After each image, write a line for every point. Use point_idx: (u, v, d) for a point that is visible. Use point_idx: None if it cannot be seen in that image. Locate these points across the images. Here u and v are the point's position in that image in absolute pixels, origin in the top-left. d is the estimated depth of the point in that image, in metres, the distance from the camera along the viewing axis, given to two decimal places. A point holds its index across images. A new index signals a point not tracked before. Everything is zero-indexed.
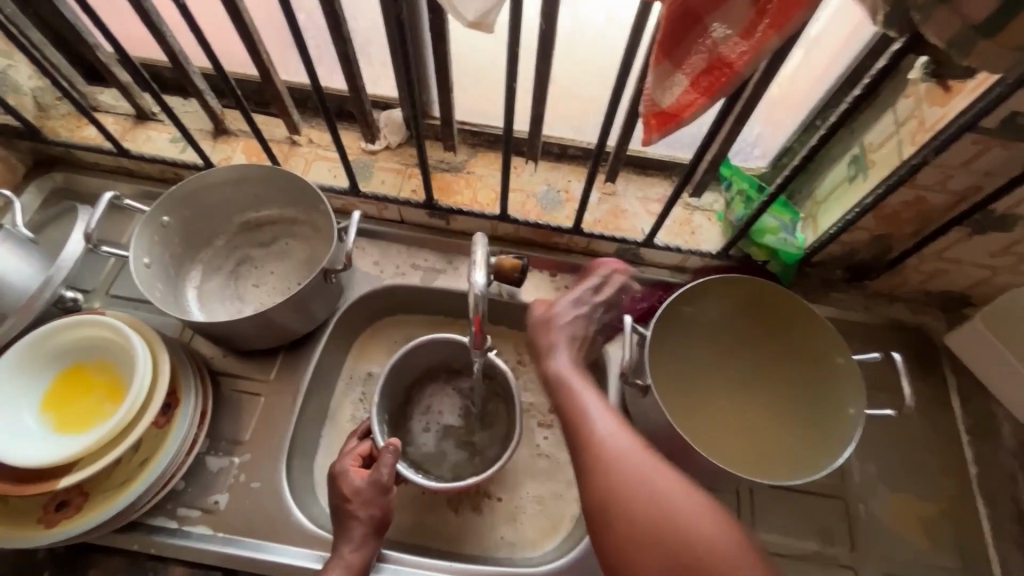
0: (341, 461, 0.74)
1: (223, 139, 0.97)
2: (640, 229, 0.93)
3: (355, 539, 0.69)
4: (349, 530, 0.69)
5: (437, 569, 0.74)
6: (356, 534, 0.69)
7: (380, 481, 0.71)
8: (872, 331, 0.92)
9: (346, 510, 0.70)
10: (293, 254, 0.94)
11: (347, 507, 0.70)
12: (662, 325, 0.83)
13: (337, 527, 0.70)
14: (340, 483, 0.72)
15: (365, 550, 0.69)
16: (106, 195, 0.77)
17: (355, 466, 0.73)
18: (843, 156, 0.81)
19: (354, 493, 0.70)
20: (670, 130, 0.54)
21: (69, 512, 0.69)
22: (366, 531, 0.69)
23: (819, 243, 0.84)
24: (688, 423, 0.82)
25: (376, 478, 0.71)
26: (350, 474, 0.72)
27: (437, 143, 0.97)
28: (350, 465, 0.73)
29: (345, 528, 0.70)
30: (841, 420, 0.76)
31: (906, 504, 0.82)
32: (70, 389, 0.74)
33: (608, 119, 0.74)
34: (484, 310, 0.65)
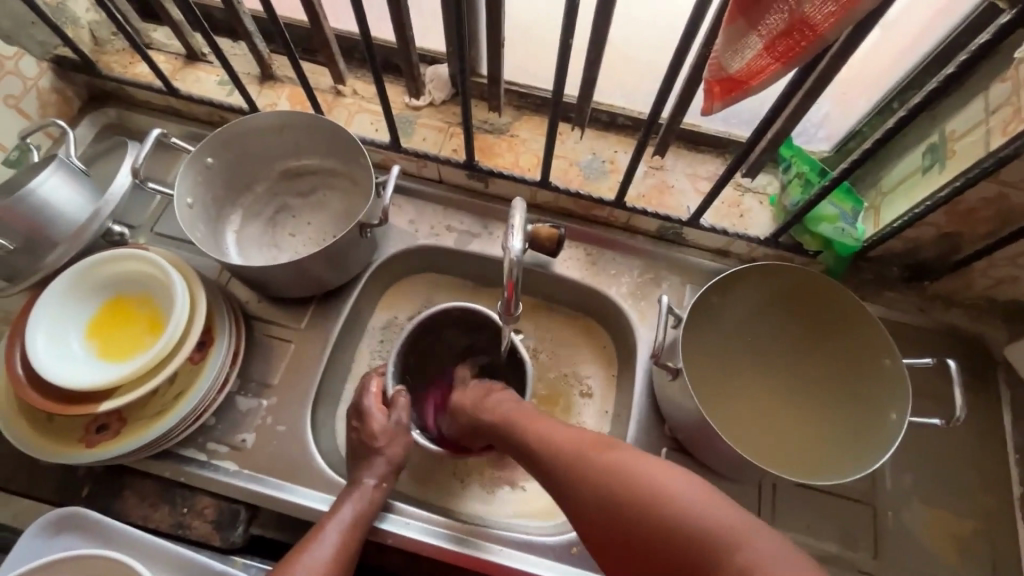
0: (367, 397, 0.77)
1: (269, 85, 0.97)
2: (686, 207, 0.89)
3: (375, 474, 0.72)
4: (370, 463, 0.73)
5: (448, 526, 0.75)
6: (376, 469, 0.73)
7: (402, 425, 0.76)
8: (925, 335, 0.86)
9: (370, 444, 0.74)
10: (330, 206, 0.94)
11: (369, 444, 0.74)
12: (699, 308, 0.79)
13: (358, 461, 0.74)
14: (365, 419, 0.76)
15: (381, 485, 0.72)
16: (155, 133, 0.78)
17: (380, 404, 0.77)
18: (918, 145, 0.74)
19: (379, 430, 0.75)
20: (736, 99, 0.52)
21: (108, 435, 0.72)
22: (388, 467, 0.73)
23: (879, 238, 0.78)
24: (717, 410, 0.80)
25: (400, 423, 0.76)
26: (375, 414, 0.76)
27: (482, 102, 0.95)
28: (373, 403, 0.77)
29: (366, 461, 0.73)
30: (880, 425, 0.73)
31: (939, 519, 0.78)
32: (112, 319, 0.77)
33: (665, 87, 0.69)
34: (518, 278, 0.63)
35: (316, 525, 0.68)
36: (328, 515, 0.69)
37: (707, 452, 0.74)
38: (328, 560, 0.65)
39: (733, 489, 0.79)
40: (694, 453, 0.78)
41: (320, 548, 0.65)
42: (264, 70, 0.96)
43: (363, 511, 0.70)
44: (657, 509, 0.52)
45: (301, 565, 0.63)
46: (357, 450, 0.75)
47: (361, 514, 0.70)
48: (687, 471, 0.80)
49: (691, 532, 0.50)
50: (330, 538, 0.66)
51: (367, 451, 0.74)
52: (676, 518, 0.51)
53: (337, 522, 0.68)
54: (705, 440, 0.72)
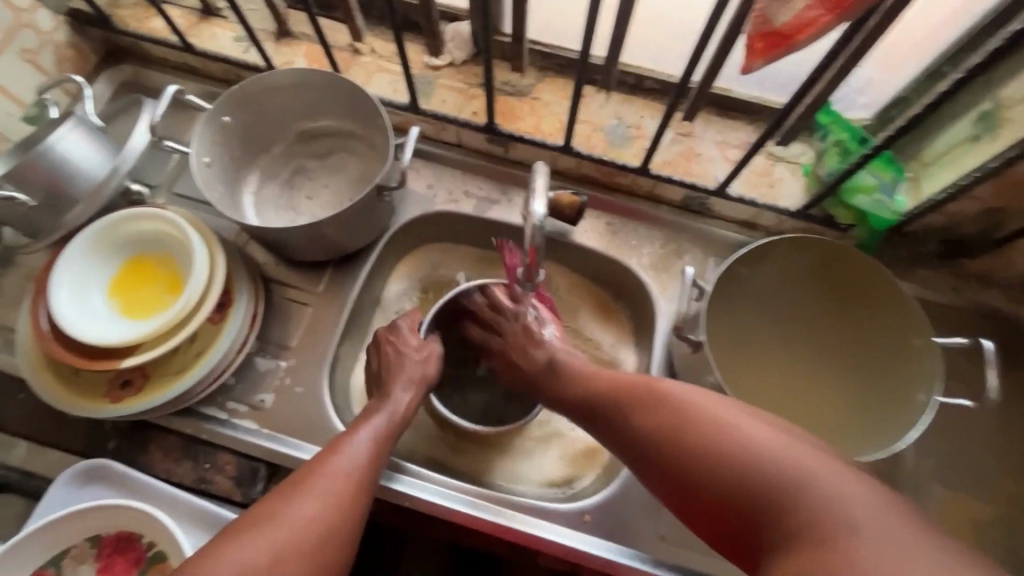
0: (399, 321, 0.79)
1: (285, 42, 0.94)
2: (713, 176, 0.86)
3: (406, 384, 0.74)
4: (402, 378, 0.74)
5: (461, 490, 0.75)
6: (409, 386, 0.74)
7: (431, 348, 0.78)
8: (958, 316, 0.83)
9: (404, 359, 0.76)
10: (347, 169, 0.92)
11: (396, 366, 0.76)
12: (724, 279, 0.77)
13: (391, 374, 0.75)
14: (395, 341, 0.78)
15: (409, 402, 0.73)
16: (171, 89, 0.76)
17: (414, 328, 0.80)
18: (969, 113, 0.70)
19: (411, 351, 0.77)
20: (778, 55, 0.49)
21: (131, 391, 0.73)
22: (414, 380, 0.75)
23: (919, 211, 0.75)
24: (737, 385, 0.78)
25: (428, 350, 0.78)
26: (409, 337, 0.78)
27: (504, 63, 0.91)
28: (407, 327, 0.79)
29: (400, 374, 0.75)
30: (904, 405, 0.71)
31: (958, 503, 0.77)
32: (134, 277, 0.77)
33: (699, 45, 0.65)
34: (541, 244, 0.61)
35: (347, 431, 0.67)
36: (354, 425, 0.68)
37: None
38: (361, 461, 0.63)
39: None
40: None
41: (353, 450, 0.64)
42: (280, 25, 0.93)
43: (394, 421, 0.70)
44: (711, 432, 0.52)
45: (333, 463, 0.62)
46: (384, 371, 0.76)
47: (390, 426, 0.69)
48: None
49: (751, 445, 0.49)
50: (362, 444, 0.65)
51: (399, 368, 0.75)
52: (729, 433, 0.51)
53: (369, 429, 0.67)
54: None
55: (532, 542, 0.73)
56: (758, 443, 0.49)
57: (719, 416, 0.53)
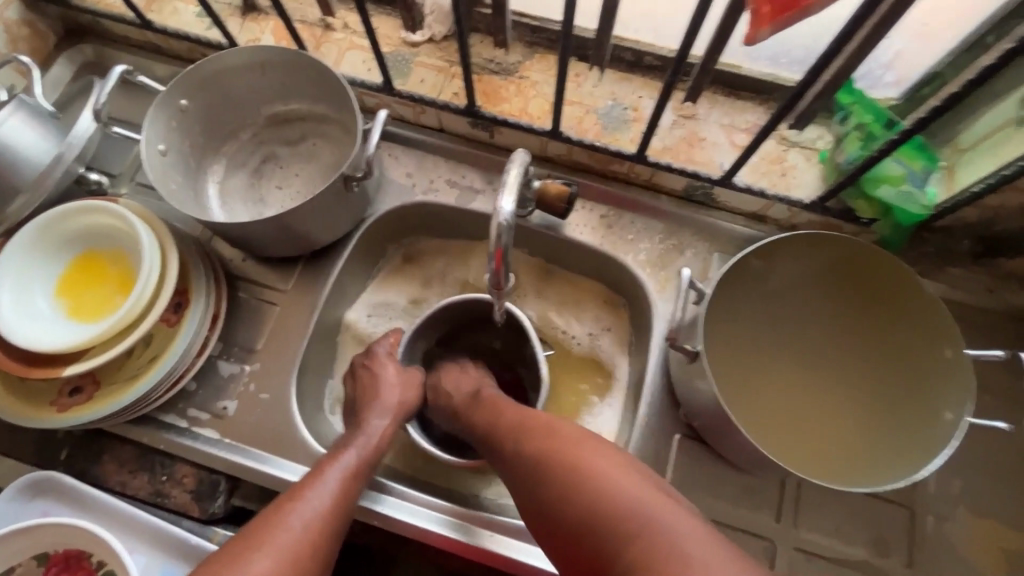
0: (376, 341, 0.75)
1: (251, 17, 0.87)
2: (718, 164, 0.77)
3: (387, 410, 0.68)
4: (378, 406, 0.68)
5: (437, 509, 0.70)
6: (386, 412, 0.68)
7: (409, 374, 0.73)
8: (992, 321, 0.74)
9: (380, 385, 0.70)
10: (319, 157, 0.85)
11: (372, 388, 0.70)
12: (728, 281, 0.69)
13: (366, 405, 0.69)
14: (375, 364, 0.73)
15: (384, 432, 0.66)
16: (118, 68, 0.70)
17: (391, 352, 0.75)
18: (1014, 91, 0.60)
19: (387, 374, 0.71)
20: (789, 22, 0.41)
21: (80, 399, 0.68)
22: (398, 406, 0.69)
23: (952, 205, 0.66)
24: (738, 398, 0.71)
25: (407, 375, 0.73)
26: (385, 361, 0.73)
27: (488, 38, 0.83)
28: (383, 349, 0.74)
29: (377, 402, 0.69)
30: (929, 425, 0.63)
31: (986, 529, 0.70)
32: (84, 276, 0.72)
33: (699, 13, 0.56)
34: (508, 245, 0.54)
35: (315, 470, 0.60)
36: (327, 460, 0.61)
37: (724, 443, 0.66)
38: (325, 506, 0.56)
39: (751, 483, 0.72)
40: (710, 443, 0.70)
41: (321, 492, 0.57)
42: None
43: (366, 455, 0.63)
44: (572, 476, 0.49)
45: (294, 507, 0.54)
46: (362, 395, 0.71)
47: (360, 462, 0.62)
48: (700, 462, 0.73)
49: (607, 497, 0.47)
50: (329, 484, 0.58)
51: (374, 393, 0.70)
52: (587, 480, 0.48)
53: (339, 467, 0.60)
54: (724, 432, 0.64)
55: (510, 565, 0.68)
56: (616, 485, 0.47)
57: (583, 459, 0.50)
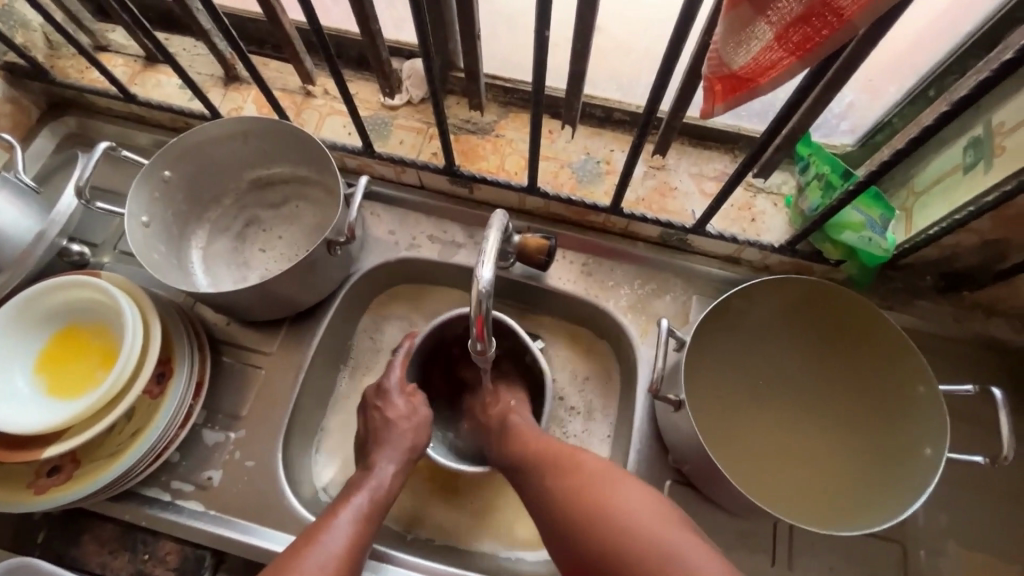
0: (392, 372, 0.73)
1: (234, 87, 0.89)
2: (690, 212, 0.80)
3: (396, 456, 0.67)
4: (388, 451, 0.67)
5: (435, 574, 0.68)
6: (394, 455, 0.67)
7: (418, 410, 0.71)
8: (960, 351, 0.78)
9: (392, 430, 0.69)
10: (302, 219, 0.87)
11: (382, 426, 0.69)
12: (710, 325, 0.70)
13: (374, 447, 0.68)
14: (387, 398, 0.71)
15: (389, 484, 0.65)
16: (102, 145, 0.72)
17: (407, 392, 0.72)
18: (958, 139, 0.64)
19: (400, 418, 0.69)
20: (741, 100, 0.42)
21: (59, 480, 0.66)
22: (405, 454, 0.68)
23: (911, 245, 0.69)
24: (723, 448, 0.71)
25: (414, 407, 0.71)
26: (394, 396, 0.71)
27: (463, 100, 0.86)
28: (395, 378, 0.73)
29: (382, 446, 0.68)
30: (913, 461, 0.64)
31: (979, 562, 0.71)
32: (65, 350, 0.71)
33: (659, 82, 0.58)
34: (489, 312, 0.54)
35: (332, 507, 0.61)
36: (338, 503, 0.62)
37: (716, 490, 0.66)
38: (344, 542, 0.57)
39: (744, 527, 0.72)
40: (701, 489, 0.70)
41: (332, 537, 0.57)
42: (227, 70, 0.88)
43: (378, 500, 0.63)
44: (599, 512, 0.52)
45: (316, 548, 0.55)
46: (373, 437, 0.70)
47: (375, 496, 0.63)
48: (693, 507, 0.73)
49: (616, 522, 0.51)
50: (343, 527, 0.58)
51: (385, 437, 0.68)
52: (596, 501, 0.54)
53: (351, 510, 0.60)
54: (714, 479, 0.64)
55: None
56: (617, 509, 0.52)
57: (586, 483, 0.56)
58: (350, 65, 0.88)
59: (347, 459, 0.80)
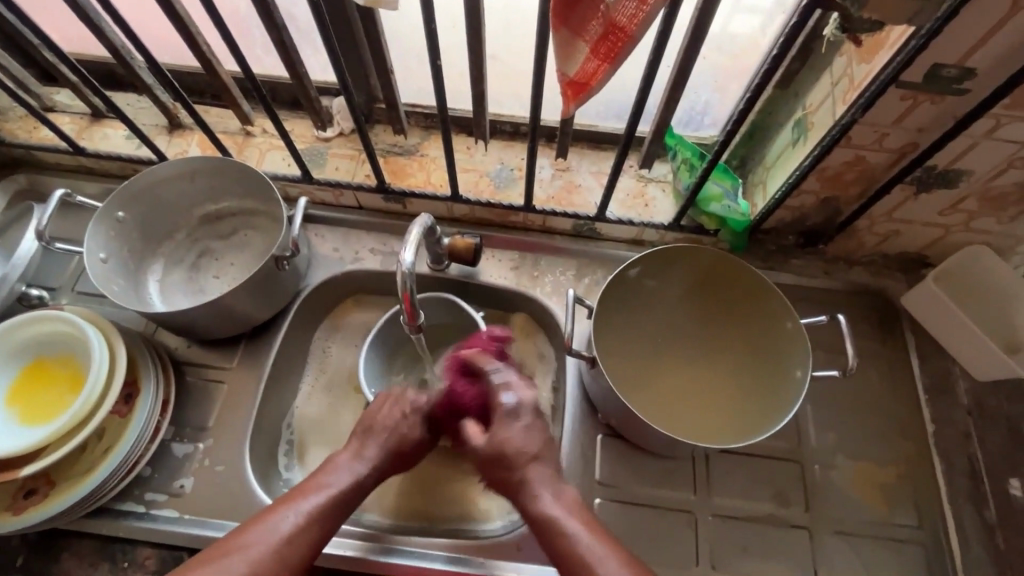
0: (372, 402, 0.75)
1: (178, 133, 0.98)
2: (593, 203, 0.93)
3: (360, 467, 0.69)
4: (340, 468, 0.68)
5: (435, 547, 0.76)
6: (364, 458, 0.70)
7: (413, 418, 0.74)
8: (829, 295, 0.93)
9: (377, 434, 0.72)
10: (251, 245, 0.95)
11: (370, 423, 0.73)
12: (616, 294, 0.83)
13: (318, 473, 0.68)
14: (398, 402, 0.75)
15: (344, 492, 0.67)
16: (58, 193, 0.79)
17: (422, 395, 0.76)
18: (788, 121, 0.80)
19: (389, 419, 0.73)
20: (584, 99, 0.54)
21: (35, 500, 0.71)
22: (375, 461, 0.70)
23: (766, 210, 0.84)
24: (641, 398, 0.83)
25: (418, 404, 0.75)
26: (390, 414, 0.73)
27: (389, 127, 0.98)
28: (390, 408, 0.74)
29: (340, 464, 0.69)
30: (788, 384, 0.77)
31: (862, 467, 0.84)
32: (33, 382, 0.76)
33: (538, 95, 0.71)
34: (412, 290, 0.65)
35: (303, 487, 0.66)
36: (313, 482, 0.66)
37: (636, 433, 0.77)
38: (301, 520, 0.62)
39: (668, 466, 0.83)
40: (626, 436, 0.81)
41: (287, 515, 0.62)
42: (170, 119, 0.97)
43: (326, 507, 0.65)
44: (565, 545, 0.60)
45: (270, 519, 0.61)
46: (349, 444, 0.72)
47: (334, 488, 0.66)
48: (623, 454, 0.84)
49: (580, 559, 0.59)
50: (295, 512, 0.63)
51: (368, 449, 0.71)
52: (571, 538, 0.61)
53: (321, 489, 0.65)
54: (630, 421, 0.76)
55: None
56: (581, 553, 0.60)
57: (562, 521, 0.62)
58: (284, 106, 0.99)
59: (312, 456, 0.87)
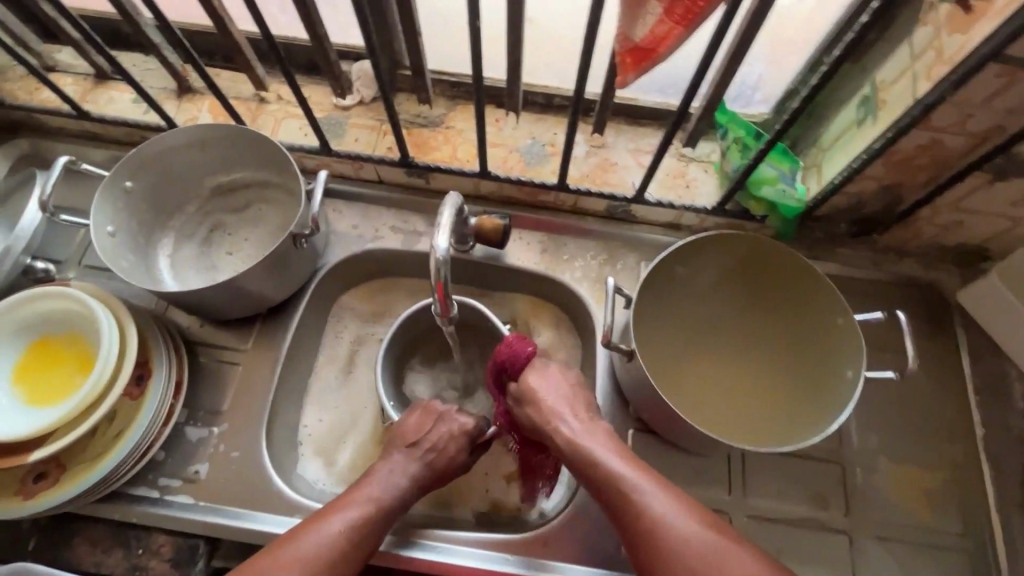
0: (408, 419, 0.73)
1: (187, 98, 0.92)
2: (630, 184, 0.87)
3: (405, 476, 0.68)
4: (389, 471, 0.68)
5: (461, 542, 0.73)
6: (410, 468, 0.68)
7: (450, 433, 0.72)
8: (878, 289, 0.88)
9: (416, 450, 0.70)
10: (266, 220, 0.90)
11: (415, 435, 0.71)
12: (653, 284, 0.78)
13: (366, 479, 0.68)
14: (441, 419, 0.73)
15: (393, 502, 0.66)
16: (62, 160, 0.74)
17: (460, 417, 0.74)
18: (852, 98, 0.73)
19: (433, 435, 0.71)
20: (648, 68, 0.48)
21: (47, 484, 0.68)
22: (421, 469, 0.69)
23: (822, 196, 0.78)
24: (676, 393, 0.78)
25: (460, 423, 0.73)
26: (427, 428, 0.72)
27: (412, 96, 0.91)
28: (424, 421, 0.72)
29: (386, 468, 0.68)
30: (837, 384, 0.72)
31: (907, 471, 0.80)
32: (40, 361, 0.73)
33: (585, 63, 0.64)
34: (446, 278, 0.60)
35: (339, 499, 0.65)
36: (353, 491, 0.66)
37: (672, 431, 0.73)
38: (338, 539, 0.60)
39: (703, 464, 0.79)
40: (660, 432, 0.77)
41: (326, 527, 0.61)
42: (179, 82, 0.91)
43: (383, 509, 0.65)
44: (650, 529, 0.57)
45: (308, 536, 0.60)
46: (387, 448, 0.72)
47: (382, 496, 0.66)
48: (655, 451, 0.80)
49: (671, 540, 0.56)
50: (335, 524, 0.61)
51: (407, 463, 0.69)
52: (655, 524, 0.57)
53: (361, 500, 0.64)
54: (668, 420, 0.71)
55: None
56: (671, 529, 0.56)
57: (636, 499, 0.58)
58: (301, 71, 0.93)
59: (330, 443, 0.84)
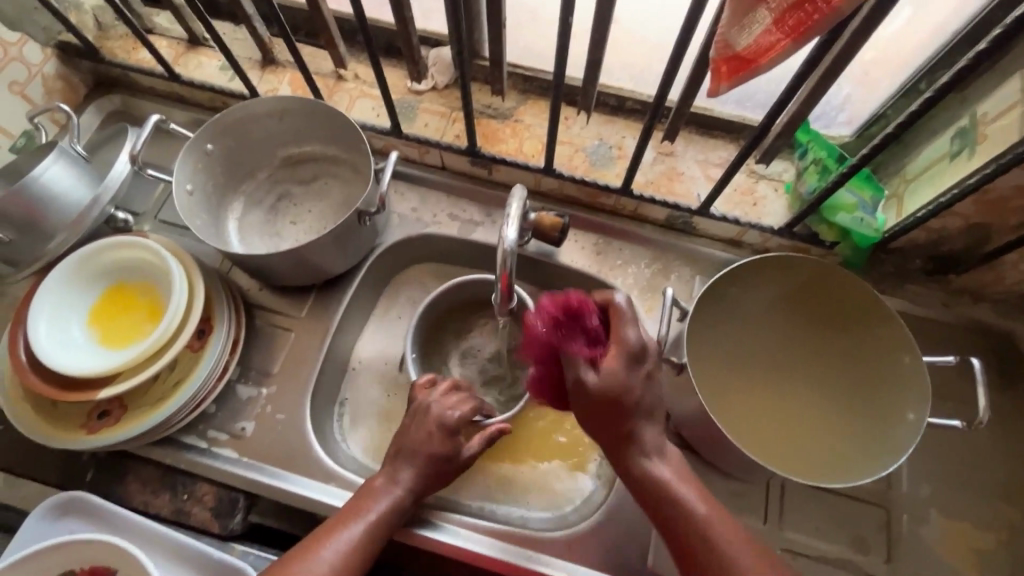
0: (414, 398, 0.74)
1: (270, 70, 0.95)
2: (696, 195, 0.85)
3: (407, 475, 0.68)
4: (401, 465, 0.68)
5: (475, 530, 0.74)
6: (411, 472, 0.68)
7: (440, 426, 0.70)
8: (947, 333, 0.83)
9: (408, 449, 0.69)
10: (331, 194, 0.92)
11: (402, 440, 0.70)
12: (708, 301, 0.76)
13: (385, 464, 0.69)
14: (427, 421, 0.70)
15: (400, 504, 0.66)
16: (153, 118, 0.77)
17: (448, 405, 0.72)
18: (947, 129, 0.70)
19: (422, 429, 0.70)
20: (744, 79, 0.47)
21: (109, 422, 0.72)
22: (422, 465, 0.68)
23: (901, 228, 0.74)
24: (722, 411, 0.77)
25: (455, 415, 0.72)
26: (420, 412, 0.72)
27: (485, 87, 0.92)
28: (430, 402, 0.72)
29: (397, 466, 0.68)
30: (895, 424, 0.70)
31: (957, 527, 0.76)
32: (113, 306, 0.77)
33: (671, 67, 0.63)
34: (512, 269, 0.60)
35: (345, 514, 0.64)
36: (356, 504, 0.66)
37: (712, 451, 0.71)
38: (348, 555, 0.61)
39: (738, 489, 0.77)
40: (701, 453, 0.74)
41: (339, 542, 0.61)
42: (265, 54, 0.94)
43: (384, 514, 0.65)
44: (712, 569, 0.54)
45: (322, 550, 0.60)
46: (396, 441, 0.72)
47: (385, 511, 0.65)
48: (691, 468, 0.78)
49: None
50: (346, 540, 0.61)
51: (411, 458, 0.68)
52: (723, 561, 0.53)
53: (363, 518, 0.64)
54: (710, 440, 0.70)
55: None
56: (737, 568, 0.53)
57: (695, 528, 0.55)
58: (380, 52, 0.94)
59: (369, 417, 0.86)
